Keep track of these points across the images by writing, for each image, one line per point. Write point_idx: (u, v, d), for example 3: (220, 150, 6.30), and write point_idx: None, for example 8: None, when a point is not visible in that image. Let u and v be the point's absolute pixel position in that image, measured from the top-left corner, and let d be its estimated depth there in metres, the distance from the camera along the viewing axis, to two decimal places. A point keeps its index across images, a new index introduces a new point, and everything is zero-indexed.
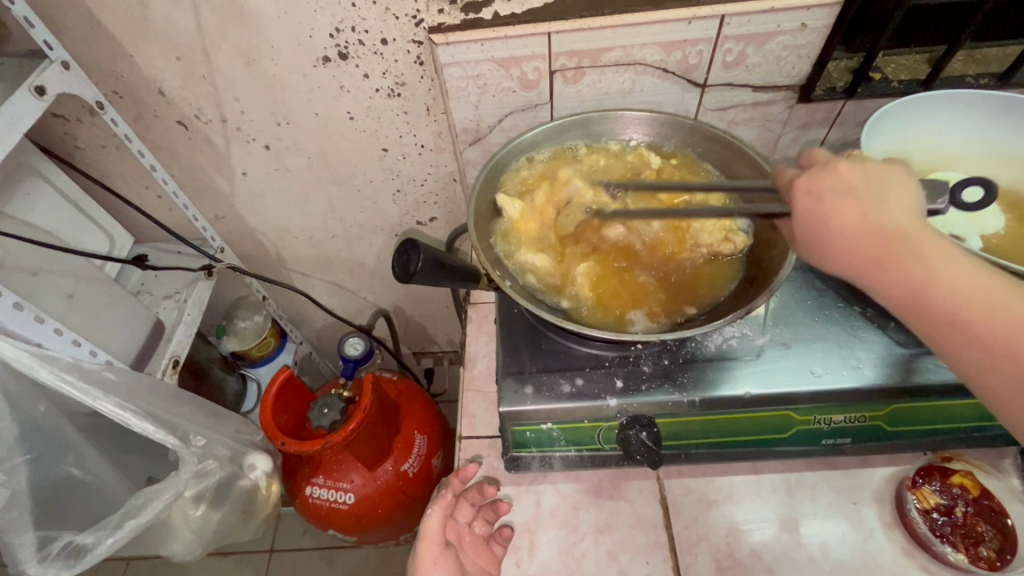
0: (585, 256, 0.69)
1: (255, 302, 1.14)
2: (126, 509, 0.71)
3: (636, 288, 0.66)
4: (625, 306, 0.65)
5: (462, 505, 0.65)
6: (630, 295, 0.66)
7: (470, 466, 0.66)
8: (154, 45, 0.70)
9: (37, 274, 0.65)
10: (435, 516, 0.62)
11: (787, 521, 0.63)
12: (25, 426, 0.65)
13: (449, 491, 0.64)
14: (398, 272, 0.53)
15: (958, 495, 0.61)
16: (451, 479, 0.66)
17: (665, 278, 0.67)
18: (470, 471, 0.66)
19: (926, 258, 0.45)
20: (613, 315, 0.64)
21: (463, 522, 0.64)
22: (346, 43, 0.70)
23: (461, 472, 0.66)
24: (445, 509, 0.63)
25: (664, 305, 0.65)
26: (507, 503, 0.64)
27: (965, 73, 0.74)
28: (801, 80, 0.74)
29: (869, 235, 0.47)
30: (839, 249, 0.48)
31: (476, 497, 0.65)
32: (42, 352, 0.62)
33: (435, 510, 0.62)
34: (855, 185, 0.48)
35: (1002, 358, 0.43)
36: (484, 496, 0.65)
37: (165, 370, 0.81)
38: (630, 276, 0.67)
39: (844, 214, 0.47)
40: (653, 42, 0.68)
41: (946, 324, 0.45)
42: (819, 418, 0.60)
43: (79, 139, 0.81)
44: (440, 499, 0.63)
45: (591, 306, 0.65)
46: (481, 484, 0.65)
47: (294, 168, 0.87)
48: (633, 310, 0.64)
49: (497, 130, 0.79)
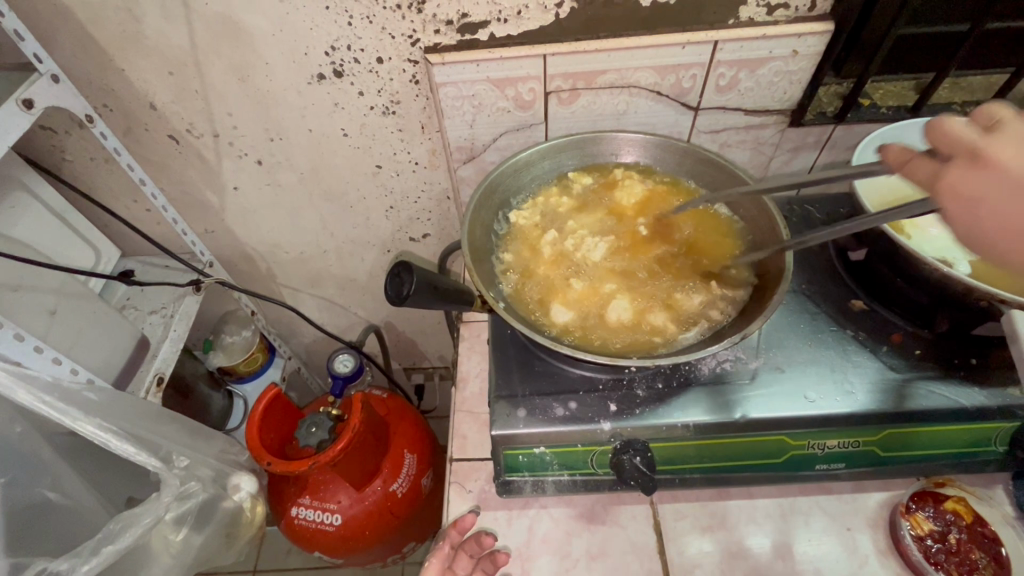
0: (603, 291, 0.67)
1: (244, 317, 1.12)
2: (104, 533, 0.66)
3: (668, 292, 0.67)
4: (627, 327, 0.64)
5: (460, 558, 0.61)
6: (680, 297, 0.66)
7: (468, 515, 0.62)
8: (147, 60, 0.69)
9: (19, 290, 0.64)
10: (433, 569, 0.63)
11: (781, 547, 0.62)
12: (1, 448, 0.63)
13: (445, 543, 0.62)
14: (391, 295, 0.52)
15: (950, 521, 0.60)
16: (448, 530, 0.63)
17: (676, 273, 0.69)
18: (468, 521, 0.62)
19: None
20: (673, 331, 0.63)
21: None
22: (341, 61, 0.70)
23: (457, 523, 0.62)
24: (443, 560, 0.62)
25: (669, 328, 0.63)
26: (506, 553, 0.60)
27: (951, 100, 0.76)
28: (793, 105, 0.75)
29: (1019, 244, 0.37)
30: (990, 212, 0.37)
31: (473, 549, 0.61)
32: (22, 371, 0.60)
33: (432, 563, 0.63)
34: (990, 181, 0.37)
35: None
36: (482, 546, 0.61)
37: (149, 389, 0.79)
38: (656, 280, 0.68)
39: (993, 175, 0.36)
40: (648, 66, 0.69)
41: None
42: (813, 443, 0.59)
43: (67, 152, 0.80)
44: (436, 552, 0.63)
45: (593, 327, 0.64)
46: (478, 535, 0.61)
47: (286, 184, 0.86)
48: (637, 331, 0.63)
49: (491, 149, 0.79)
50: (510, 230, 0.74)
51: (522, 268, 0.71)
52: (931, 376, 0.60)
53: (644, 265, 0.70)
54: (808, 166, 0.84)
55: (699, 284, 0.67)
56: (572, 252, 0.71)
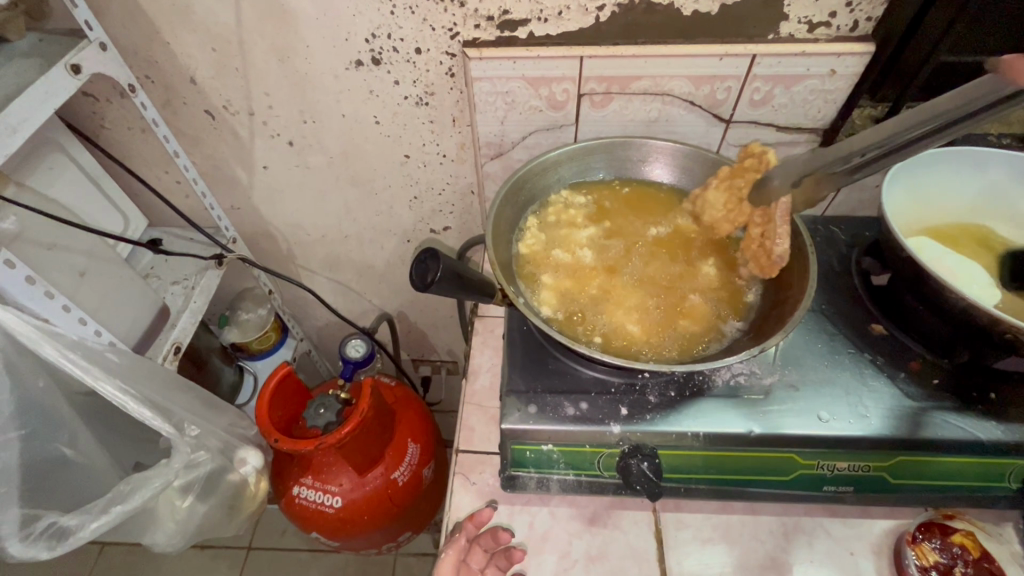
0: (632, 310, 0.66)
1: (260, 295, 1.14)
2: (113, 495, 0.69)
3: (691, 292, 0.68)
4: (671, 333, 0.64)
5: (474, 552, 0.61)
6: (714, 298, 0.67)
7: (485, 509, 0.62)
8: (192, 35, 0.71)
9: (51, 249, 0.65)
10: (446, 563, 0.61)
11: (782, 566, 0.62)
12: (22, 401, 0.65)
13: (461, 534, 0.62)
14: (415, 280, 0.53)
15: (957, 555, 0.59)
16: (464, 523, 0.62)
17: (702, 274, 0.69)
18: (486, 515, 0.62)
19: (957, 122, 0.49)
20: (700, 339, 0.64)
21: (476, 570, 0.61)
22: (380, 49, 0.71)
23: (474, 517, 0.62)
24: (456, 555, 0.61)
25: (696, 339, 0.63)
26: (521, 550, 0.60)
27: (988, 131, 0.75)
28: (826, 125, 0.75)
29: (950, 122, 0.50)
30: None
31: (489, 544, 0.61)
32: (49, 328, 0.62)
33: (446, 556, 0.61)
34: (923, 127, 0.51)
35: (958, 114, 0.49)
36: (498, 542, 0.61)
37: (167, 356, 0.81)
38: (688, 281, 0.69)
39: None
40: (683, 75, 0.69)
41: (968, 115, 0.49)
42: (822, 463, 0.59)
43: (106, 119, 0.82)
44: (451, 544, 0.61)
45: (636, 332, 0.64)
46: (496, 531, 0.62)
47: (314, 166, 0.88)
48: (687, 333, 0.64)
49: (520, 147, 0.80)
50: (533, 227, 0.73)
51: (549, 269, 0.70)
52: (948, 407, 0.59)
53: (649, 276, 0.69)
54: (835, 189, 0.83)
55: (722, 283, 0.68)
56: (585, 275, 0.70)
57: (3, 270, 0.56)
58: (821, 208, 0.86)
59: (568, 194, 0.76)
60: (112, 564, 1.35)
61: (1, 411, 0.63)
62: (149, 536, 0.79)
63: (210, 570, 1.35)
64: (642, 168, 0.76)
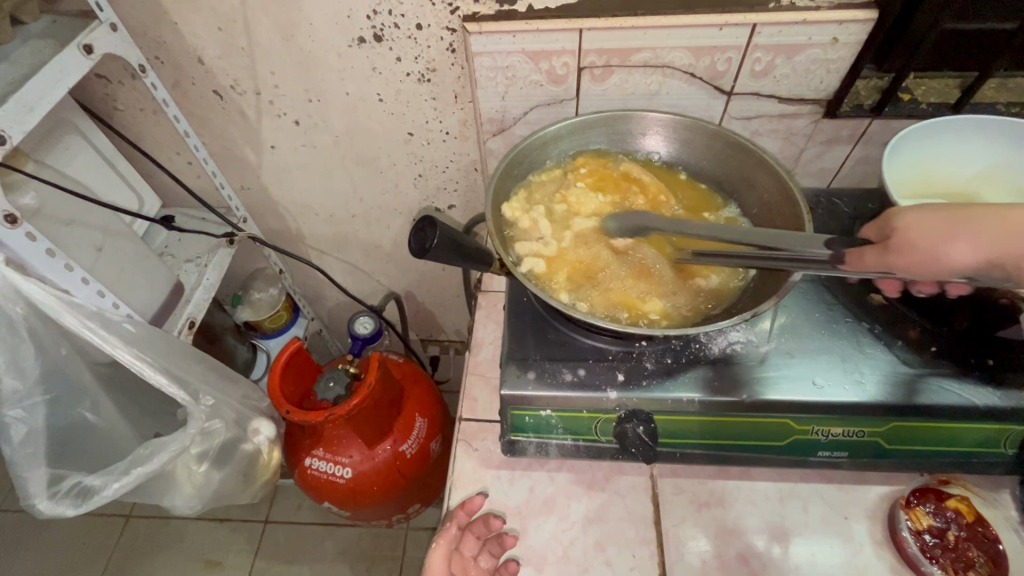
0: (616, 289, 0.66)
1: (272, 275, 1.17)
2: (135, 457, 0.73)
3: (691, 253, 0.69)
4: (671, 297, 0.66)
5: (467, 539, 0.63)
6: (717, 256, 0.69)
7: (477, 497, 0.64)
8: (198, 15, 0.73)
9: (70, 224, 0.68)
10: (438, 553, 0.64)
11: (778, 531, 0.63)
12: (47, 367, 0.69)
13: (452, 525, 0.63)
14: (414, 246, 0.54)
15: (951, 518, 0.61)
16: (456, 512, 0.64)
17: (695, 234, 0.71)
18: (477, 503, 0.63)
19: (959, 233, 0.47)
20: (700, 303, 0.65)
21: (470, 555, 0.64)
22: (382, 26, 0.72)
23: (466, 505, 0.63)
24: (449, 543, 0.63)
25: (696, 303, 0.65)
26: (514, 536, 0.62)
27: (997, 100, 0.74)
28: (829, 96, 0.74)
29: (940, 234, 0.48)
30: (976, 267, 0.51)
31: (481, 531, 0.63)
32: (69, 299, 0.65)
33: (437, 546, 0.64)
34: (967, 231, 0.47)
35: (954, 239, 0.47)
36: (490, 528, 0.63)
37: (181, 330, 0.84)
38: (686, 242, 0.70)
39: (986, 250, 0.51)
40: (683, 46, 0.69)
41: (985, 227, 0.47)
42: (818, 429, 0.60)
43: (119, 101, 0.84)
44: (443, 535, 0.63)
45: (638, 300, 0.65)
46: (487, 518, 0.63)
47: (320, 146, 0.89)
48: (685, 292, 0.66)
49: (522, 122, 0.80)
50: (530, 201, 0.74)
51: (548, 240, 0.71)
52: (945, 373, 0.59)
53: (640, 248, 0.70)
54: (840, 161, 0.83)
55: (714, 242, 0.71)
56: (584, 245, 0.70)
57: (26, 242, 0.59)
58: (826, 180, 0.86)
59: (565, 167, 0.76)
60: (136, 535, 1.41)
61: (27, 375, 0.67)
62: (168, 500, 0.83)
63: (229, 542, 1.40)
64: (639, 139, 0.76)
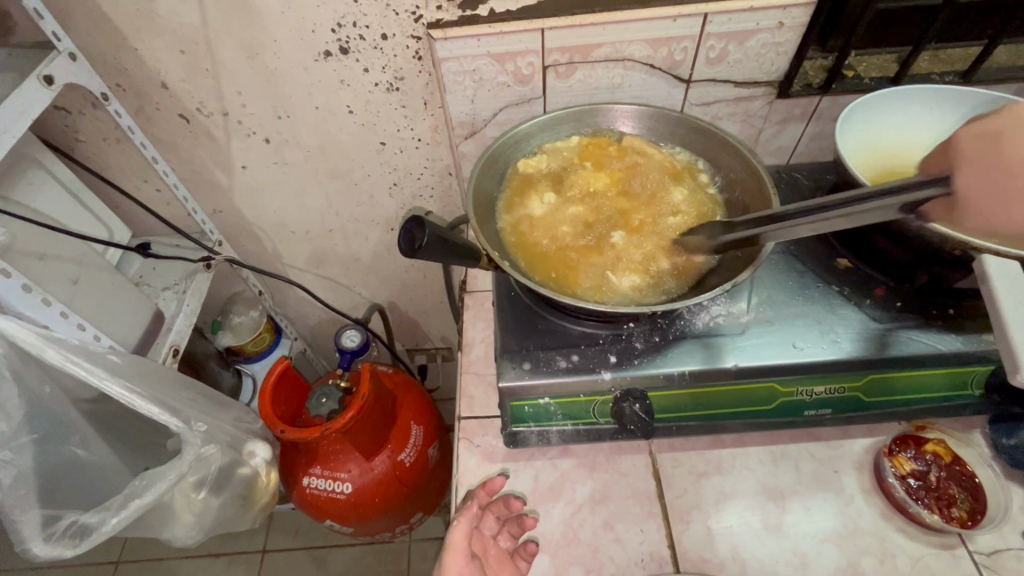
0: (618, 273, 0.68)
1: (251, 298, 1.15)
2: (130, 490, 0.72)
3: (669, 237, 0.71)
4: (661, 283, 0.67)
5: (487, 518, 0.64)
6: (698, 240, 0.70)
7: (497, 479, 0.65)
8: (159, 39, 0.72)
9: (44, 258, 0.66)
10: (459, 529, 0.61)
11: (774, 490, 0.66)
12: (31, 406, 0.67)
13: (474, 503, 0.63)
14: (405, 246, 0.55)
15: (931, 461, 0.65)
16: (477, 491, 0.64)
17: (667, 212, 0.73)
18: (498, 484, 0.64)
19: None
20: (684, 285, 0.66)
21: (489, 535, 0.64)
22: (347, 38, 0.73)
23: (486, 485, 0.64)
24: (471, 522, 0.62)
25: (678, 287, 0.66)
26: (533, 518, 0.64)
27: (931, 70, 0.79)
28: (780, 77, 0.79)
29: None
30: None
31: (501, 511, 0.65)
32: (50, 334, 0.64)
33: (459, 523, 0.61)
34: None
35: None
36: (510, 509, 0.65)
37: (166, 358, 0.83)
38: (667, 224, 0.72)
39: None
40: (640, 39, 0.72)
41: None
42: (801, 389, 0.63)
43: (80, 132, 0.83)
44: (465, 511, 0.62)
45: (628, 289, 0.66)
46: (507, 498, 0.65)
47: (292, 162, 0.89)
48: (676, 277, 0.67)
49: (492, 124, 0.82)
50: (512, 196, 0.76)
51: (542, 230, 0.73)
52: (911, 325, 0.63)
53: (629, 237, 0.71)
54: (796, 138, 0.87)
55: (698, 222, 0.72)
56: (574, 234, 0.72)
57: None
58: (784, 158, 0.91)
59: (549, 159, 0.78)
60: None
61: (12, 417, 0.66)
62: (168, 531, 0.82)
63: None
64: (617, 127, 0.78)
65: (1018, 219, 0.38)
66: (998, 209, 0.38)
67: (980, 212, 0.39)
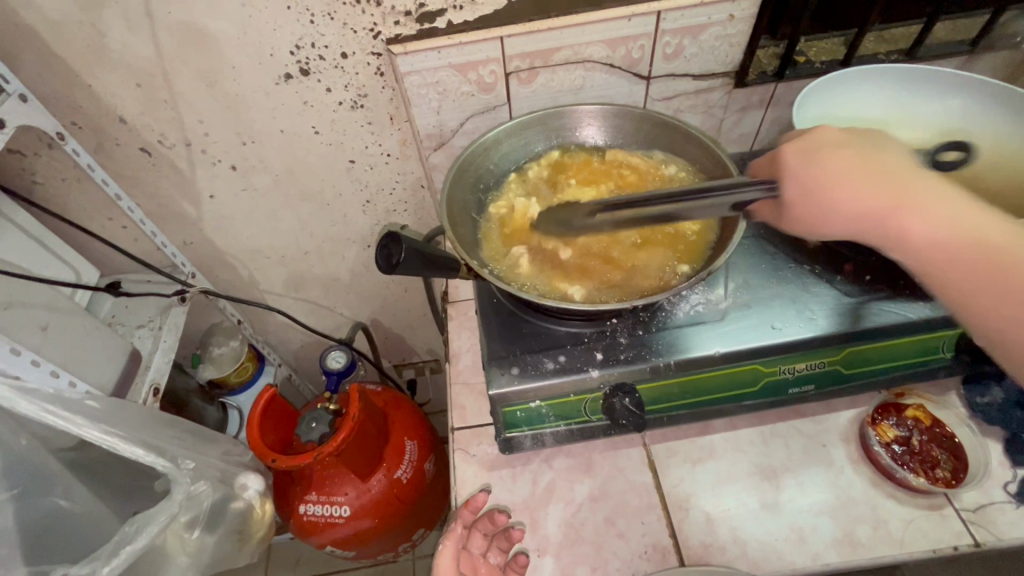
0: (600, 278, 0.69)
1: (230, 328, 1.13)
2: (119, 537, 0.69)
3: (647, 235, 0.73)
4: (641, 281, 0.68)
5: (474, 536, 0.65)
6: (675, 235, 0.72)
7: (478, 495, 0.65)
8: (114, 74, 0.71)
9: (9, 307, 0.64)
10: (445, 554, 0.63)
11: (766, 470, 0.67)
12: (7, 460, 0.65)
13: (457, 524, 0.64)
14: (383, 264, 0.56)
15: (912, 426, 0.67)
16: (460, 511, 0.65)
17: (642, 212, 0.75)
18: (479, 500, 0.65)
19: (922, 212, 0.52)
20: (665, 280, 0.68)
21: (478, 552, 0.65)
22: (306, 60, 0.72)
23: (469, 504, 0.65)
24: (456, 542, 0.64)
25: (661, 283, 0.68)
26: (520, 529, 0.63)
27: (877, 51, 0.82)
28: (735, 67, 0.81)
29: (869, 188, 0.53)
30: (832, 194, 0.54)
31: (487, 526, 0.65)
32: (21, 385, 0.62)
33: (444, 548, 0.64)
34: (832, 146, 0.55)
35: (843, 210, 0.53)
36: (496, 524, 0.65)
37: (146, 399, 0.80)
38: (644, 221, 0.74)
39: (828, 164, 0.54)
40: (599, 40, 0.74)
41: (875, 208, 0.53)
42: (784, 368, 0.65)
43: (37, 175, 0.80)
44: (449, 535, 0.64)
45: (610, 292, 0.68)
46: (492, 513, 0.65)
47: (262, 187, 0.88)
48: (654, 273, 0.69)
49: (460, 134, 0.83)
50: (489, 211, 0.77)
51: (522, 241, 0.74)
52: (882, 297, 0.65)
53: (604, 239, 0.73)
54: (757, 125, 0.90)
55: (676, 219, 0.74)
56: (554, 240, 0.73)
57: None
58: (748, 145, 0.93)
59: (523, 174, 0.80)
60: None
61: None
62: None
63: None
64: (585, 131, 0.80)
65: (832, 219, 0.54)
66: (811, 206, 0.55)
67: (807, 210, 0.55)
